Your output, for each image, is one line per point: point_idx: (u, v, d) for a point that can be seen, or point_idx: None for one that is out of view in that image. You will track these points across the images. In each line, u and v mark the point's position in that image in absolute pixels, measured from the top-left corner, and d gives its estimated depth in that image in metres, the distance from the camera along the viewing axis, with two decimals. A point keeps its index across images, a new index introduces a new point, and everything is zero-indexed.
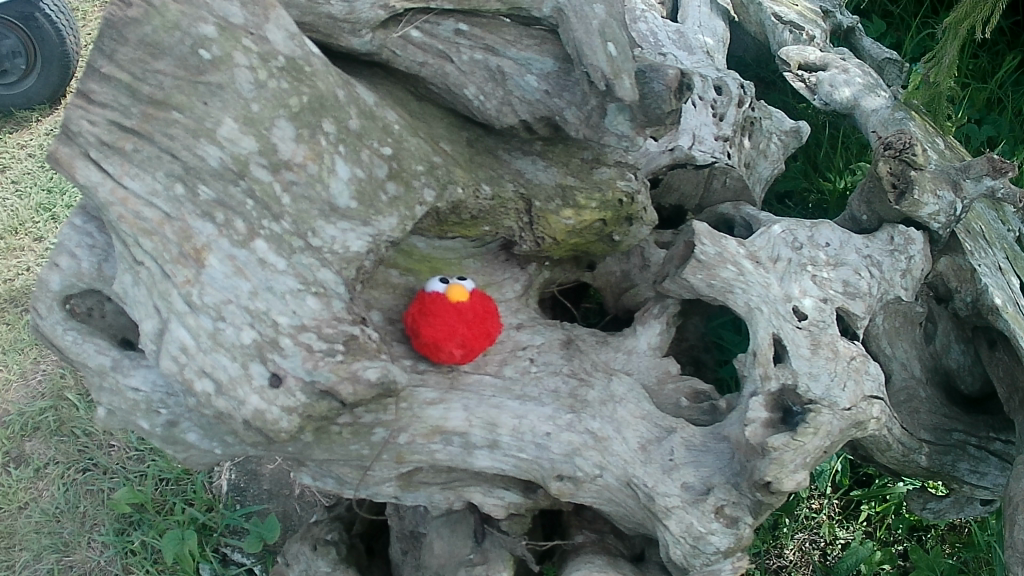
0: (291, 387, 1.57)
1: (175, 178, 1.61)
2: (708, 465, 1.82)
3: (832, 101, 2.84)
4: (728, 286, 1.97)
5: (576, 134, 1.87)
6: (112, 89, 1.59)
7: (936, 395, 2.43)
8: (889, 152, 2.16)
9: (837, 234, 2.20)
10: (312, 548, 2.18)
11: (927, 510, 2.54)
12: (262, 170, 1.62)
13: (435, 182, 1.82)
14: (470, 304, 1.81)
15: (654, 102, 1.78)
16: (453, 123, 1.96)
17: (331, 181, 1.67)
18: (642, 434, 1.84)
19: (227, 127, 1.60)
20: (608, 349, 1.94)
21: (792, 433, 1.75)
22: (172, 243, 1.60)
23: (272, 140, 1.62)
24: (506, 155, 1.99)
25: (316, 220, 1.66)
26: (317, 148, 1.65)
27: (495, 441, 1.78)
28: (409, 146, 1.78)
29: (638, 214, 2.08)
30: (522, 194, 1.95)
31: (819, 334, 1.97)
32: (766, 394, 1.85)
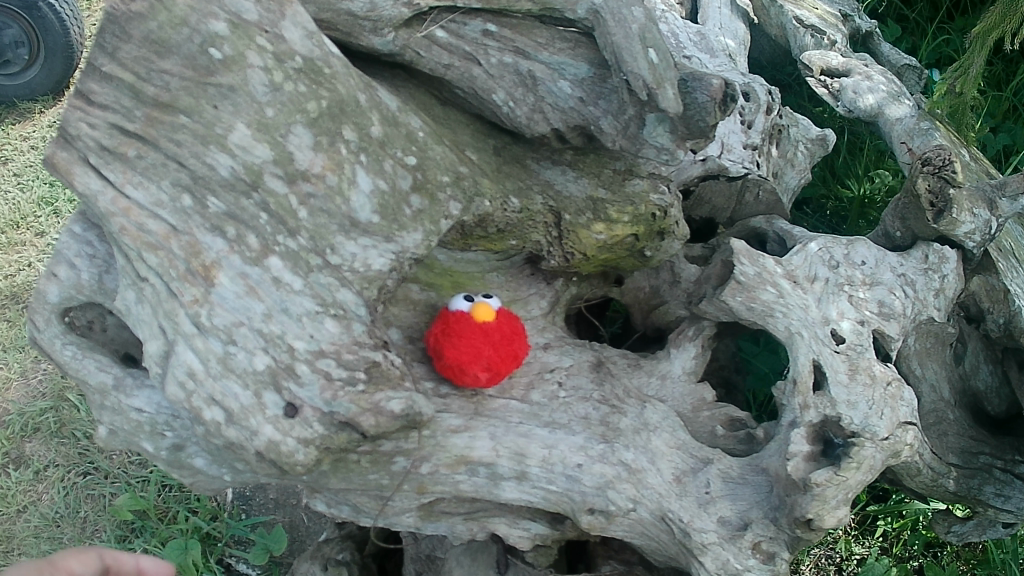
0: (308, 418, 1.40)
1: (181, 188, 1.45)
2: (745, 498, 1.72)
3: (855, 109, 2.74)
4: (768, 310, 1.87)
5: (612, 145, 1.73)
6: (115, 90, 1.43)
7: (964, 416, 2.39)
8: (928, 168, 2.05)
9: (873, 251, 2.10)
10: (322, 570, 2.11)
11: (951, 534, 2.47)
12: (277, 181, 1.45)
13: (461, 194, 1.68)
14: (496, 323, 1.70)
15: (698, 115, 1.65)
16: (479, 130, 1.85)
17: (352, 194, 1.49)
18: (677, 465, 1.75)
19: (239, 134, 1.43)
20: (639, 373, 1.87)
21: (834, 468, 1.66)
22: (179, 259, 1.44)
23: (288, 148, 1.45)
24: (534, 164, 1.89)
25: (335, 235, 1.49)
26: (336, 157, 1.48)
27: (524, 472, 1.67)
28: (433, 155, 1.63)
29: (670, 228, 1.99)
30: (552, 207, 1.86)
31: (857, 359, 1.87)
32: (807, 426, 1.76)
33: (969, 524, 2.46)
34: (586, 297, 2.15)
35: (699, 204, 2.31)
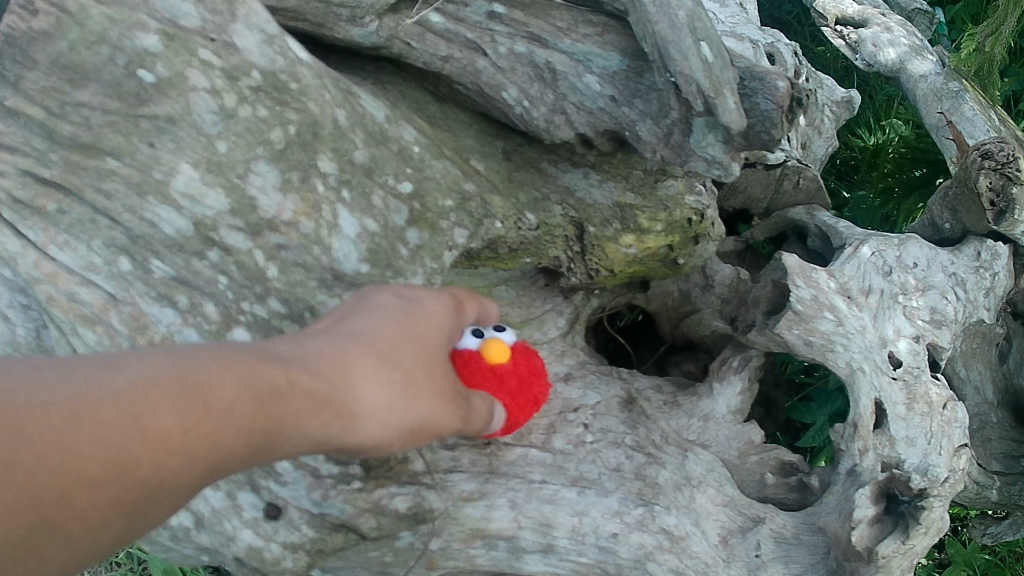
0: (295, 520, 1.25)
1: (116, 250, 1.24)
2: (800, 560, 1.52)
3: (875, 63, 2.56)
4: (827, 343, 1.62)
5: (652, 155, 1.45)
6: (21, 127, 1.19)
7: (1010, 415, 2.23)
8: (989, 163, 1.82)
9: (925, 250, 1.83)
10: None
11: (987, 536, 2.36)
12: (237, 233, 1.22)
13: (468, 219, 1.41)
14: (511, 368, 1.36)
15: (762, 126, 1.39)
16: (484, 130, 1.56)
17: (334, 241, 1.26)
18: (723, 524, 1.51)
19: (184, 179, 1.19)
20: (677, 413, 1.65)
21: (902, 538, 1.48)
22: (122, 335, 1.25)
23: (249, 192, 1.21)
24: (552, 167, 1.57)
25: (316, 294, 1.25)
26: (312, 196, 1.24)
27: (550, 544, 1.44)
28: (433, 173, 1.35)
29: (707, 231, 1.69)
30: (573, 218, 1.59)
31: (914, 386, 1.58)
32: (872, 484, 1.52)
33: (1003, 523, 2.32)
34: (608, 306, 1.90)
35: (734, 194, 2.07)
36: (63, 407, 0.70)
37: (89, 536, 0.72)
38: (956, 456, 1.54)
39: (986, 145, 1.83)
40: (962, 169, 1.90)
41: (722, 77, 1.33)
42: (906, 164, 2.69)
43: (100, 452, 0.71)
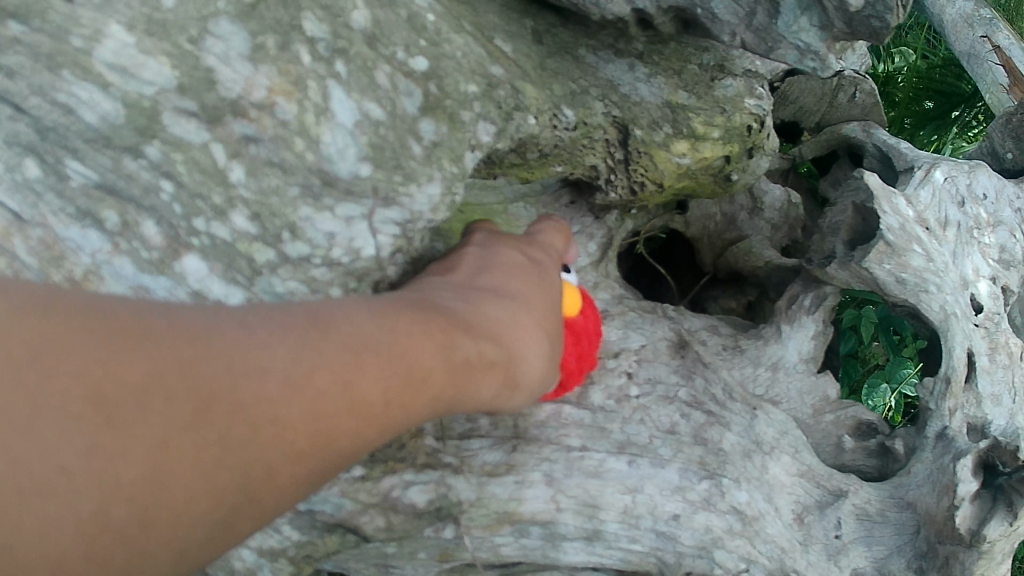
0: (275, 518, 0.99)
1: (18, 149, 0.83)
2: (884, 542, 1.23)
3: None
4: (921, 281, 1.32)
5: (729, 39, 1.14)
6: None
7: None
8: None
9: (996, 179, 1.52)
10: None
11: None
12: (189, 121, 0.85)
13: (494, 111, 1.10)
14: (585, 327, 1.10)
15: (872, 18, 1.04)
16: (511, 5, 1.20)
17: (324, 133, 0.90)
18: (797, 497, 1.23)
19: (115, 45, 0.82)
20: (741, 361, 1.35)
21: (1010, 518, 1.17)
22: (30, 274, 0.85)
23: (207, 61, 0.85)
24: (590, 56, 1.24)
25: (298, 207, 0.91)
26: (295, 72, 0.89)
27: (596, 530, 1.13)
28: (454, 49, 1.04)
29: (764, 142, 1.38)
30: (617, 118, 1.25)
31: (996, 334, 1.37)
32: (974, 453, 1.20)
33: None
34: (641, 231, 1.57)
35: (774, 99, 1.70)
36: (280, 359, 0.62)
37: (284, 504, 0.63)
38: None
39: None
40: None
41: None
42: (916, 95, 2.30)
43: (311, 424, 0.63)
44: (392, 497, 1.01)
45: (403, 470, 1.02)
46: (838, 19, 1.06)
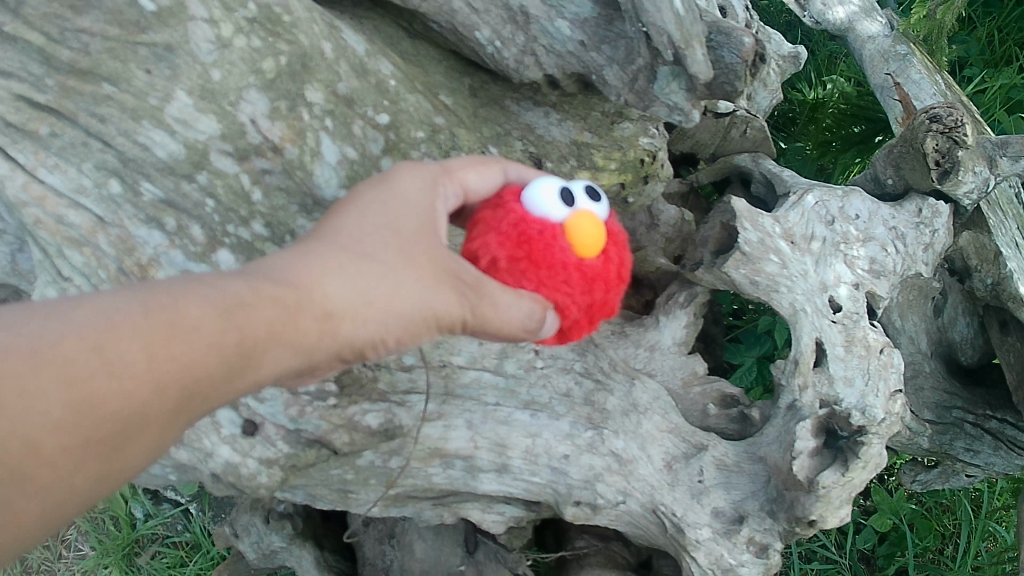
0: (270, 435, 1.35)
1: (107, 171, 1.28)
2: (740, 488, 1.59)
3: (823, 21, 2.54)
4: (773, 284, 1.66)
5: (617, 98, 1.52)
6: (19, 53, 1.24)
7: (938, 367, 2.23)
8: (937, 125, 1.85)
9: (867, 203, 1.91)
10: (264, 520, 1.97)
11: (915, 481, 2.40)
12: (227, 158, 1.28)
13: (437, 149, 1.47)
14: (603, 267, 1.18)
15: (726, 78, 1.43)
16: (455, 67, 1.60)
17: (316, 167, 1.32)
18: (667, 449, 1.58)
19: (180, 104, 1.24)
20: (626, 342, 1.73)
21: (841, 468, 1.50)
22: (110, 257, 1.28)
23: (240, 118, 1.27)
24: (514, 105, 1.63)
25: (296, 218, 1.32)
26: (297, 124, 1.31)
27: (504, 464, 1.51)
28: (408, 106, 1.44)
29: (656, 171, 1.74)
30: (532, 152, 1.60)
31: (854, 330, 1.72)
32: (813, 417, 1.57)
33: (933, 472, 2.37)
34: None
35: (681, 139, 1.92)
36: (163, 348, 0.77)
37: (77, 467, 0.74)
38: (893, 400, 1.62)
39: (935, 107, 1.86)
40: (909, 129, 1.92)
41: (693, 29, 1.39)
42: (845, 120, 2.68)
43: (72, 399, 0.71)
44: (355, 419, 1.38)
45: (362, 401, 1.39)
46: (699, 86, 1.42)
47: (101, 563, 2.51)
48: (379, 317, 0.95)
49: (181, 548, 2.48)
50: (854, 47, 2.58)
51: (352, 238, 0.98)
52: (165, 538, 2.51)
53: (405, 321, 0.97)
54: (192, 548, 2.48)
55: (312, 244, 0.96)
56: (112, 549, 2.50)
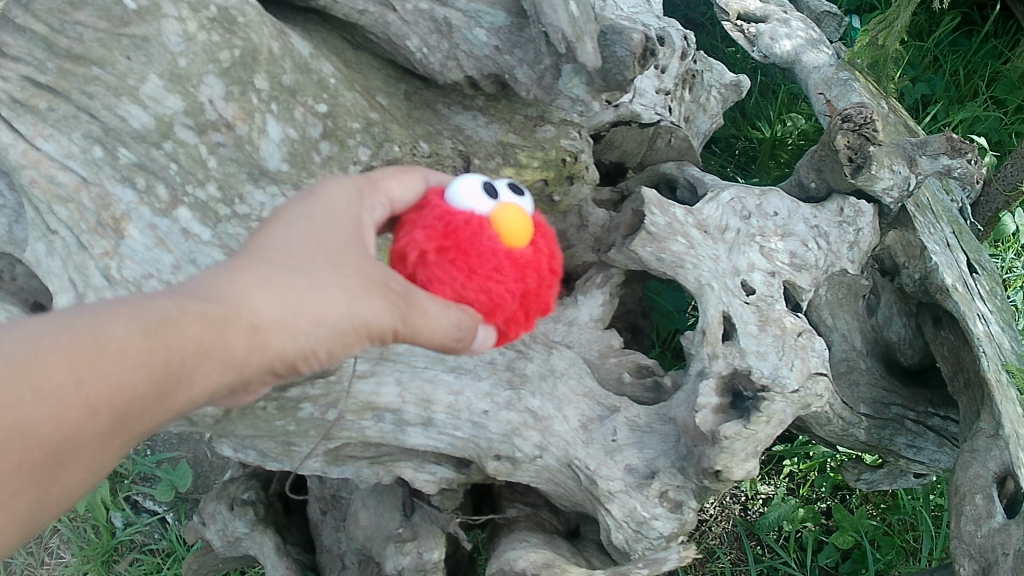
0: None
1: (92, 140, 1.51)
2: (653, 447, 1.74)
3: (772, 54, 2.63)
4: (678, 261, 1.84)
5: (527, 94, 1.72)
6: (26, 42, 1.46)
7: (877, 366, 2.28)
8: (848, 125, 1.98)
9: (786, 203, 2.06)
10: (229, 508, 2.04)
11: (861, 480, 2.42)
12: (189, 131, 1.52)
13: (371, 140, 1.68)
14: (533, 258, 1.31)
15: (616, 68, 1.64)
16: (391, 74, 1.80)
17: (262, 143, 1.56)
18: (583, 411, 1.74)
19: (151, 85, 1.49)
20: (549, 320, 1.90)
21: (744, 421, 1.67)
22: (89, 212, 1.50)
23: (200, 98, 1.51)
24: (445, 109, 1.83)
25: (245, 184, 1.56)
26: (249, 106, 1.54)
27: (429, 418, 1.68)
28: (345, 102, 1.65)
29: (581, 173, 1.93)
30: (461, 150, 1.80)
31: (768, 311, 1.89)
32: (716, 377, 1.74)
33: (880, 473, 2.40)
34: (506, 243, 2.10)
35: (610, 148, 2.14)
36: (91, 371, 0.88)
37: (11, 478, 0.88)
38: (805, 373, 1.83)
39: (847, 108, 1.99)
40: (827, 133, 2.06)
41: (585, 28, 1.60)
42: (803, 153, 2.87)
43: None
44: None
45: None
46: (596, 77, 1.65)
47: (79, 570, 2.50)
48: (309, 327, 1.06)
49: (156, 556, 2.50)
50: (801, 78, 2.62)
51: (283, 257, 1.09)
52: (143, 546, 2.54)
53: (335, 330, 1.08)
54: (167, 556, 2.50)
55: (244, 264, 1.07)
56: (92, 555, 2.51)
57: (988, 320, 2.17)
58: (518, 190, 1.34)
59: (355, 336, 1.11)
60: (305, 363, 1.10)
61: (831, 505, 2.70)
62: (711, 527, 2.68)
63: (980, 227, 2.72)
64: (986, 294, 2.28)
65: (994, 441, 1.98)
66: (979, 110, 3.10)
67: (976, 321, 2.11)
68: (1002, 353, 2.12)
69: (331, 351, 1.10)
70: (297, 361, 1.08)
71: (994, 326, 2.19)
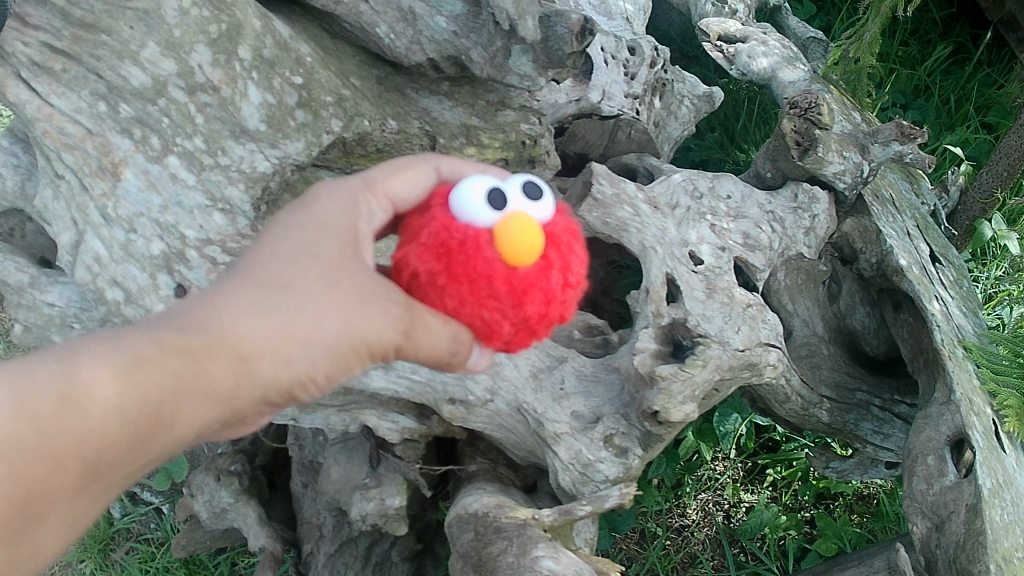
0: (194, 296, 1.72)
1: (98, 97, 1.74)
2: (598, 395, 1.86)
3: (749, 72, 2.74)
4: (623, 226, 1.99)
5: (480, 73, 1.91)
6: (46, 13, 1.66)
7: (839, 353, 2.36)
8: (795, 110, 2.15)
9: (739, 188, 2.21)
10: (216, 479, 2.13)
11: (830, 470, 2.46)
12: (179, 91, 1.72)
13: (343, 113, 1.85)
14: (540, 270, 1.27)
15: (556, 44, 1.83)
16: (364, 61, 1.97)
17: (242, 105, 1.74)
18: (534, 362, 1.88)
19: (150, 51, 1.68)
20: None
21: (680, 365, 1.79)
22: (93, 158, 1.75)
23: (191, 63, 1.70)
24: (413, 93, 2.01)
25: (226, 140, 1.76)
26: (231, 73, 1.72)
27: (390, 361, 1.81)
28: (320, 77, 1.83)
29: (541, 156, 2.14)
30: (428, 130, 1.98)
31: (715, 279, 2.02)
32: (655, 328, 1.88)
33: (850, 462, 2.43)
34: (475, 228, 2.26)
35: (574, 140, 2.38)
36: (63, 421, 0.90)
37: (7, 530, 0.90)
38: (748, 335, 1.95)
39: (794, 95, 2.15)
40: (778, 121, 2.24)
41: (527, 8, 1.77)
42: None
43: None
44: None
45: None
46: (541, 51, 1.85)
47: (77, 557, 2.61)
48: (300, 350, 1.12)
49: (151, 545, 2.62)
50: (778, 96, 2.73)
51: (274, 281, 1.14)
52: (139, 536, 2.65)
53: (329, 351, 1.14)
54: (162, 545, 2.61)
55: (232, 288, 1.12)
56: (90, 544, 2.62)
57: (945, 302, 2.27)
58: (533, 195, 1.28)
59: (353, 353, 1.17)
60: (305, 387, 1.15)
61: (814, 513, 2.65)
62: (694, 534, 2.64)
63: (957, 233, 2.81)
64: (948, 282, 2.38)
65: (946, 407, 2.06)
66: (968, 134, 3.18)
67: (930, 300, 2.21)
68: (958, 332, 2.22)
69: (330, 372, 1.16)
70: (294, 388, 1.14)
71: (954, 308, 2.29)
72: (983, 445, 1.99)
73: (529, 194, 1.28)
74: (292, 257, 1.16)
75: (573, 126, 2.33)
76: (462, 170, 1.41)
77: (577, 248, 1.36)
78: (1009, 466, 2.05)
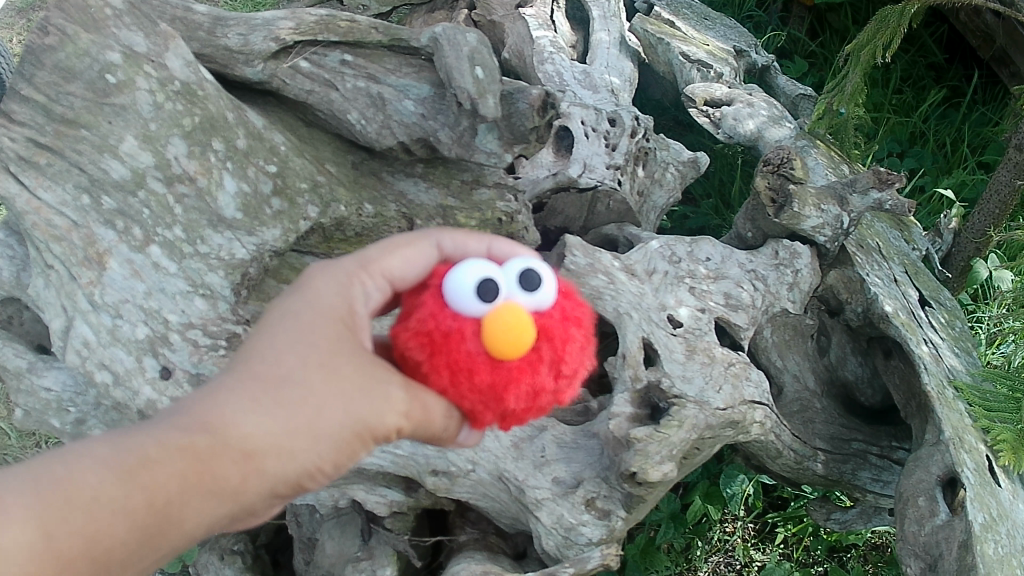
0: (179, 378, 1.74)
1: (81, 190, 1.81)
2: (579, 461, 1.89)
3: (735, 134, 2.77)
4: (598, 294, 2.05)
5: (449, 154, 1.97)
6: (29, 109, 1.77)
7: (833, 406, 2.36)
8: (768, 167, 2.18)
9: (719, 250, 2.25)
10: (219, 558, 2.18)
11: (832, 521, 2.43)
12: (158, 182, 1.80)
13: (319, 200, 1.94)
14: (527, 365, 1.24)
15: (518, 120, 1.94)
16: (340, 147, 2.07)
17: (219, 195, 1.82)
18: (515, 433, 1.92)
19: (128, 144, 1.78)
20: None
21: (655, 426, 1.79)
22: (78, 248, 1.80)
23: (167, 155, 1.80)
24: (389, 176, 2.11)
25: (205, 229, 1.83)
26: (206, 164, 1.82)
27: None
28: (295, 165, 1.92)
29: (520, 233, 2.19)
30: (405, 213, 2.07)
31: (695, 340, 2.05)
32: (632, 392, 1.90)
33: (852, 512, 2.40)
34: None
35: (553, 215, 2.43)
36: (66, 524, 0.94)
37: None
38: (728, 393, 1.97)
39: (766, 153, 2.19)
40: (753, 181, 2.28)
41: (489, 87, 1.86)
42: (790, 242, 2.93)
43: None
44: None
45: None
46: (505, 126, 1.95)
47: None
48: (304, 445, 1.11)
49: None
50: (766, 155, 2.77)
51: (272, 373, 1.13)
52: None
53: (332, 441, 1.13)
54: None
55: (230, 382, 1.12)
56: None
57: (934, 345, 2.24)
58: (530, 284, 1.22)
59: (356, 440, 1.16)
60: (312, 477, 1.15)
61: (827, 566, 2.59)
62: None
63: (953, 276, 2.81)
64: (939, 325, 2.36)
65: (936, 447, 2.01)
66: (964, 175, 3.18)
67: (918, 343, 2.18)
68: (949, 373, 2.18)
69: (336, 461, 1.15)
70: (300, 479, 1.13)
71: (944, 350, 2.25)
72: (974, 482, 1.92)
73: (525, 283, 1.22)
74: (290, 345, 1.15)
75: (551, 202, 2.39)
76: (466, 245, 1.33)
77: (579, 331, 1.31)
78: (1004, 500, 1.97)
